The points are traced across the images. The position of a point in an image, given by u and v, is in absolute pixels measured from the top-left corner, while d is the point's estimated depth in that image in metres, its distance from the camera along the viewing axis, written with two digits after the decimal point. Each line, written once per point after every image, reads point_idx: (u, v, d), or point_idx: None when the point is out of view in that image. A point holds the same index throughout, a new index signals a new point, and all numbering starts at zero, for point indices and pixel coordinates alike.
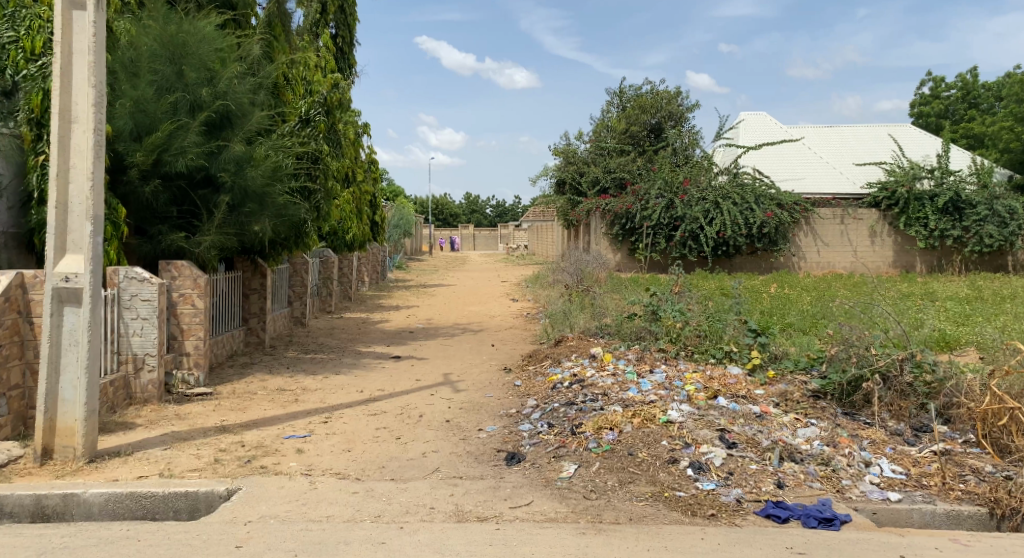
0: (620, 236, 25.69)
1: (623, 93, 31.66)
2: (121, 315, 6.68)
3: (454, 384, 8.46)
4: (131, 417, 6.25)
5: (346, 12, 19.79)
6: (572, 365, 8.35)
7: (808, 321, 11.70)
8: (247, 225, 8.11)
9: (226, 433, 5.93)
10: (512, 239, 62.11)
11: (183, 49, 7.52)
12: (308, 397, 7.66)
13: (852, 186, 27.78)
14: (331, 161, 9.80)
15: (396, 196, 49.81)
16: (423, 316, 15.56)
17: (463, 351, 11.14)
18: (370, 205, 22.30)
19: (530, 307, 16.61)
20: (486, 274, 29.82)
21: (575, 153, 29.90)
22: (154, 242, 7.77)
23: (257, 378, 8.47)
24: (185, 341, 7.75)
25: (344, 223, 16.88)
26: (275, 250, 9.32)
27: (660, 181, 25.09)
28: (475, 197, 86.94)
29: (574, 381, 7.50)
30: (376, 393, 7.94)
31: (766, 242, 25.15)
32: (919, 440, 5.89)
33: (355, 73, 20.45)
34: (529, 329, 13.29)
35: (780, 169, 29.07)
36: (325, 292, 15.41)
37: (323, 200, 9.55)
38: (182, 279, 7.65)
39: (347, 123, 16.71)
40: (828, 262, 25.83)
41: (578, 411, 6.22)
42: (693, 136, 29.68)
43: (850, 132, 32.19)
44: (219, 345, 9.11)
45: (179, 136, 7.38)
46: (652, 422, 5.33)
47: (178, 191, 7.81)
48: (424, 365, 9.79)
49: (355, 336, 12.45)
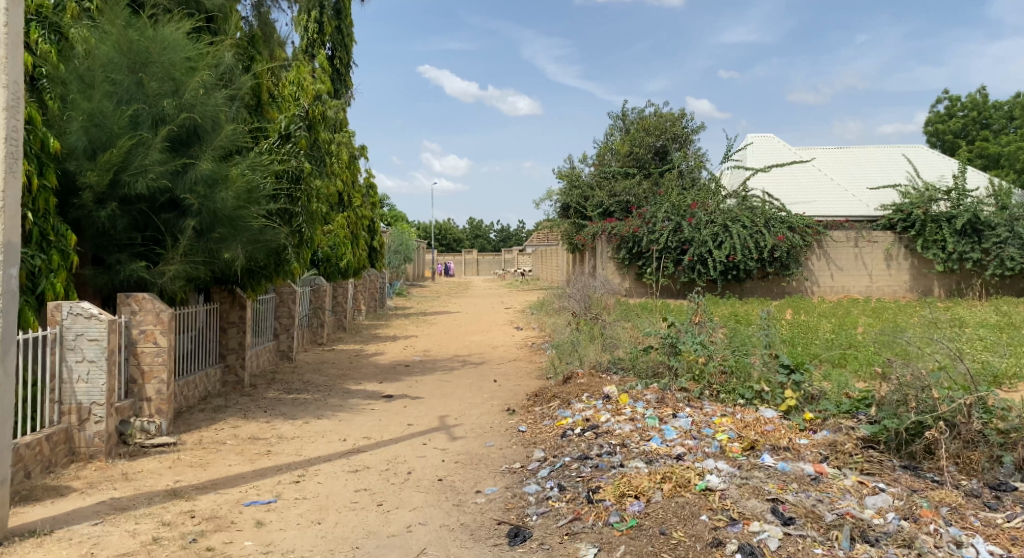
0: (627, 261, 24.92)
1: (626, 116, 31.06)
2: (64, 357, 5.78)
3: (450, 429, 7.52)
4: (67, 479, 5.31)
5: (343, 32, 19.08)
6: (583, 408, 7.38)
7: (838, 353, 10.74)
8: (218, 252, 7.27)
9: (177, 499, 4.99)
10: (515, 264, 61.35)
11: (144, 56, 6.70)
12: (282, 449, 6.73)
13: (865, 209, 27.06)
14: (315, 181, 8.89)
15: (397, 222, 49.20)
16: (420, 347, 14.64)
17: (462, 387, 10.21)
18: (367, 230, 21.53)
19: (535, 337, 15.68)
20: (489, 301, 28.96)
21: (579, 177, 29.31)
22: (111, 272, 6.90)
23: (229, 424, 7.54)
24: (146, 384, 6.90)
25: (338, 249, 15.98)
26: (253, 277, 8.43)
27: (667, 204, 24.32)
28: (479, 223, 86.52)
29: (586, 428, 6.56)
30: (360, 442, 7.00)
31: (779, 266, 24.25)
32: (1002, 505, 4.87)
33: (351, 95, 19.71)
34: (534, 362, 12.36)
35: (790, 191, 28.29)
36: (316, 323, 14.52)
37: (306, 224, 8.65)
38: (143, 314, 6.86)
39: (340, 145, 15.95)
40: (842, 286, 24.88)
41: (594, 469, 5.27)
42: (700, 158, 28.95)
43: (861, 153, 31.46)
44: (188, 385, 8.25)
45: (139, 154, 6.57)
46: (687, 490, 4.36)
47: (139, 216, 6.95)
48: (418, 406, 8.85)
49: (345, 372, 11.52)
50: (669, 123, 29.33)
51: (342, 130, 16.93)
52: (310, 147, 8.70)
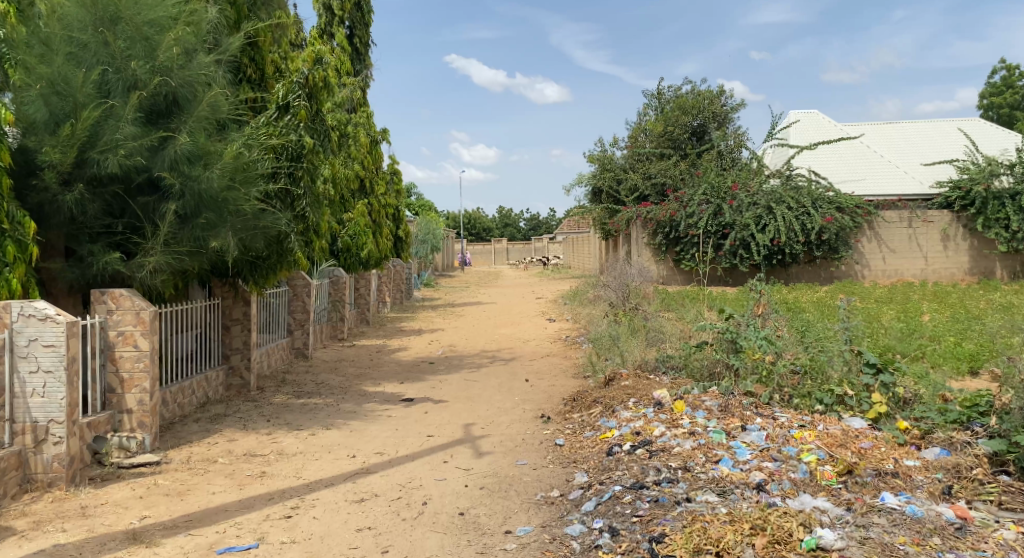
0: (664, 246, 23.65)
1: (661, 95, 29.58)
2: (15, 367, 4.86)
3: (475, 443, 6.47)
4: (10, 518, 4.38)
5: (363, 9, 17.93)
6: (631, 417, 6.30)
7: (916, 346, 9.43)
8: (205, 241, 6.29)
9: (136, 546, 4.03)
10: (545, 252, 60.26)
11: (113, 10, 5.67)
12: (280, 470, 5.77)
13: (919, 186, 25.46)
14: (323, 159, 7.86)
15: (425, 211, 48.37)
16: (445, 342, 13.64)
17: (491, 388, 9.18)
18: (392, 219, 20.59)
19: (569, 330, 14.58)
20: (519, 290, 27.95)
21: (612, 160, 28.10)
22: (83, 265, 5.96)
23: (225, 437, 6.62)
24: (125, 395, 6.02)
25: (358, 238, 15.06)
26: (253, 267, 7.50)
27: (705, 185, 22.96)
28: (508, 211, 85.54)
29: (638, 446, 5.50)
30: (371, 460, 6.00)
31: (826, 249, 22.68)
32: None
33: (372, 76, 18.69)
34: (569, 358, 11.29)
35: (837, 170, 26.66)
36: (336, 317, 13.62)
37: (312, 208, 7.64)
38: (121, 313, 5.99)
39: (358, 127, 15.01)
40: (895, 270, 23.22)
41: (655, 506, 4.18)
42: (740, 137, 27.40)
43: (913, 128, 29.51)
44: (183, 392, 7.36)
45: (109, 128, 5.62)
46: (791, 552, 3.24)
47: (113, 200, 6.01)
48: (440, 412, 7.83)
49: (363, 371, 10.58)
50: (707, 101, 27.81)
51: (360, 112, 15.93)
52: (313, 121, 7.62)
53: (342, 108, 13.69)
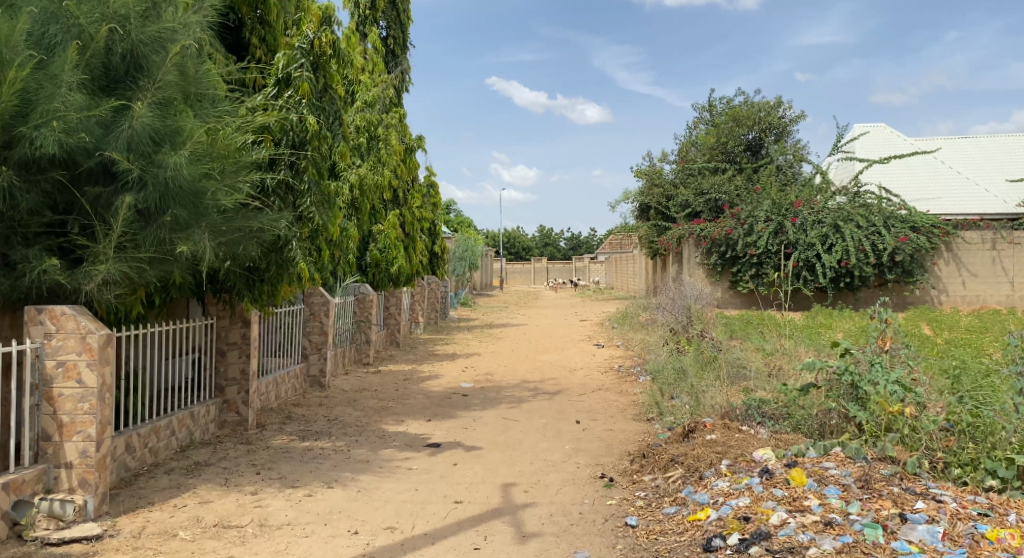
0: (719, 267, 21.76)
1: (715, 106, 27.97)
2: None
3: (517, 517, 4.88)
4: None
5: (398, 8, 16.77)
6: (729, 492, 4.64)
7: None
8: (174, 245, 4.87)
9: None
10: (587, 272, 58.45)
11: None
12: (254, 554, 4.25)
13: (1003, 206, 23.21)
14: (334, 147, 6.48)
15: (463, 227, 47.18)
16: (481, 370, 12.08)
17: (535, 431, 7.60)
18: (427, 234, 19.23)
19: (621, 358, 12.85)
20: (562, 311, 26.31)
21: (660, 175, 26.55)
22: (14, 276, 4.59)
23: (197, 498, 5.17)
24: (64, 444, 4.63)
25: (388, 252, 13.57)
26: (249, 281, 6.17)
27: (766, 201, 21.04)
28: (549, 230, 84.18)
29: (750, 544, 3.83)
30: (377, 542, 4.46)
31: (900, 272, 20.49)
32: None
33: (409, 78, 17.50)
34: (625, 394, 9.60)
35: (909, 187, 24.50)
36: (361, 339, 12.23)
37: (320, 208, 6.19)
38: (62, 337, 4.63)
39: (391, 129, 13.63)
40: (977, 296, 20.87)
41: None
42: (800, 151, 25.45)
43: (992, 142, 27.00)
44: (157, 433, 5.95)
45: (44, 92, 4.29)
46: None
47: (57, 191, 4.63)
48: (473, 465, 6.24)
49: (385, 404, 9.06)
50: (765, 112, 25.95)
51: (393, 112, 14.52)
52: (321, 99, 6.20)
53: (373, 107, 12.41)
